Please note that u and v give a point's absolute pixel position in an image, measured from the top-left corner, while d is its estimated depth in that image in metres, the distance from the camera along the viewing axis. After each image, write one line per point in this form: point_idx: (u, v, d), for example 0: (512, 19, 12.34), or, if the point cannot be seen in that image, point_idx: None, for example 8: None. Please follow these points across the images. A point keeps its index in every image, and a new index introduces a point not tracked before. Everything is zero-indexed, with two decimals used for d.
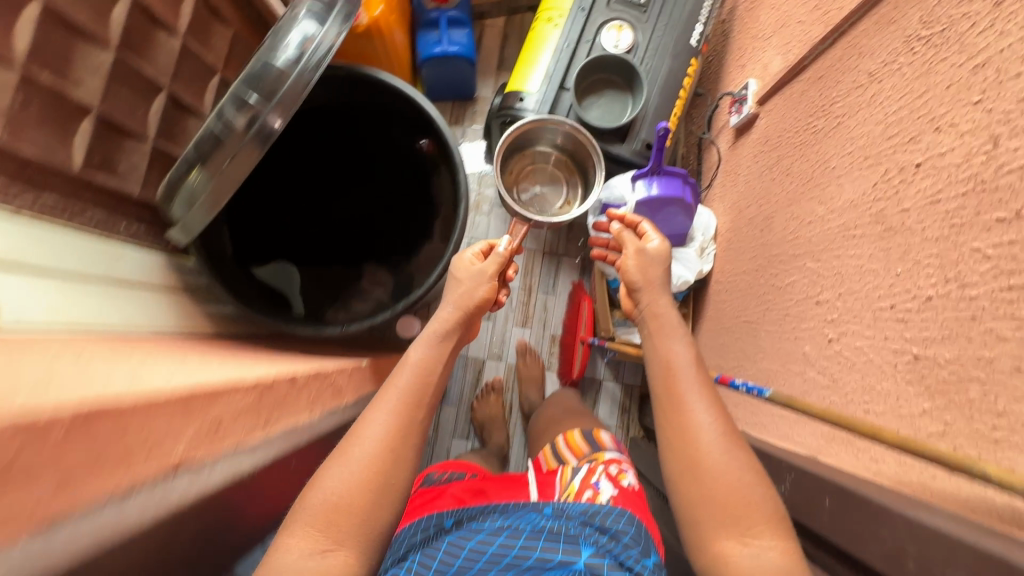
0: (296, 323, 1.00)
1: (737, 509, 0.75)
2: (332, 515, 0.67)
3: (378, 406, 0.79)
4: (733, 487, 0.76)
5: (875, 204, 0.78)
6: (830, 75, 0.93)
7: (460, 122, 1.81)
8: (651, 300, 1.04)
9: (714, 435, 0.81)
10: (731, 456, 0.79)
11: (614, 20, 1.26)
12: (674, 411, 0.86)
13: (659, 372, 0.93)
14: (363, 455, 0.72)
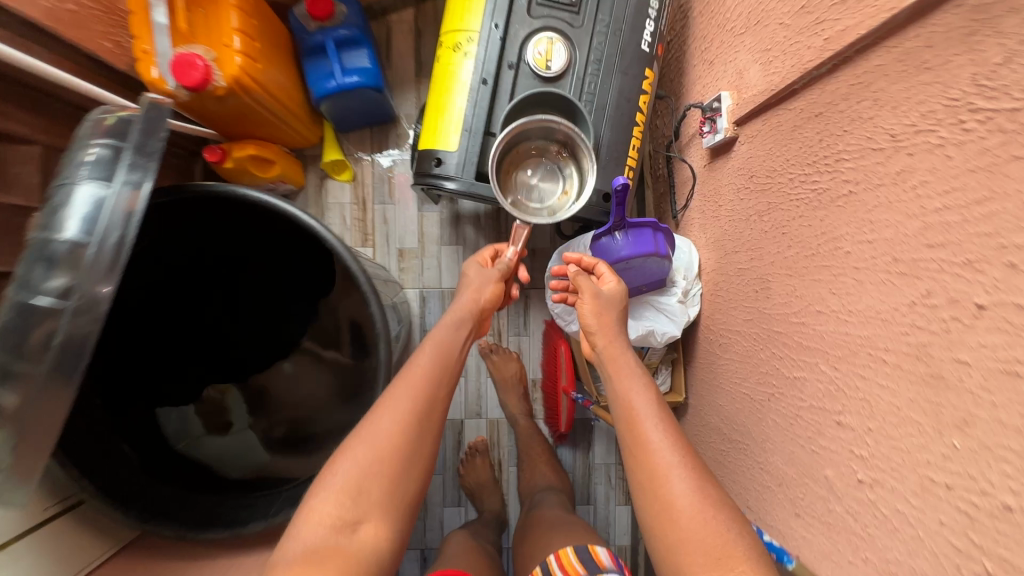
0: (210, 528, 0.83)
1: (718, 550, 0.64)
2: (352, 491, 0.67)
3: (403, 377, 0.79)
4: (709, 526, 0.66)
5: (913, 332, 0.57)
6: (831, 118, 0.69)
7: (386, 151, 1.52)
8: (605, 328, 0.92)
9: (679, 469, 0.71)
10: (703, 490, 0.69)
11: (539, 35, 0.97)
12: (638, 449, 0.76)
13: (620, 407, 0.82)
14: (384, 429, 0.72)
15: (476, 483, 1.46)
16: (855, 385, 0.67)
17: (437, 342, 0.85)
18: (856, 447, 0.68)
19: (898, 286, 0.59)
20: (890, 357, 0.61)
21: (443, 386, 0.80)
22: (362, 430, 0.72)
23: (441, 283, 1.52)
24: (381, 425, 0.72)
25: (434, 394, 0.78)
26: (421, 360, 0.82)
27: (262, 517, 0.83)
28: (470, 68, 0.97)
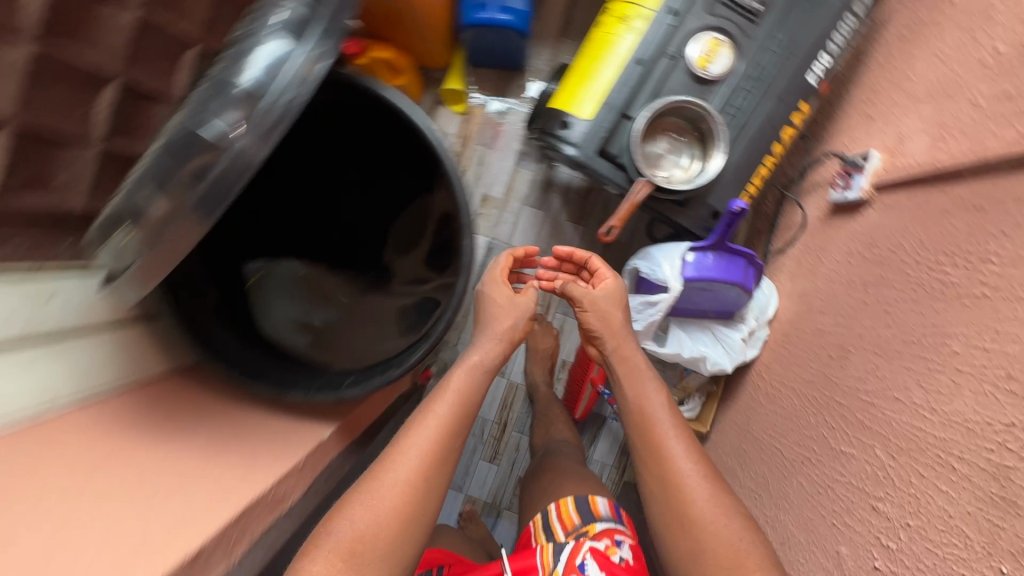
0: (256, 381, 0.86)
1: (725, 554, 0.72)
2: (354, 546, 0.66)
3: (399, 444, 0.76)
4: (718, 533, 0.73)
5: (999, 450, 0.55)
6: (992, 214, 0.66)
7: (504, 97, 1.52)
8: (605, 317, 0.96)
9: (690, 477, 0.78)
10: (715, 500, 0.76)
11: (710, 33, 0.94)
12: (650, 449, 0.83)
13: (631, 403, 0.89)
14: (393, 500, 0.70)
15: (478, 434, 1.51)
16: (908, 479, 0.66)
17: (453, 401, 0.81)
18: (884, 536, 0.67)
19: (1001, 402, 0.57)
20: (961, 465, 0.60)
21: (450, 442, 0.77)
22: (365, 493, 0.70)
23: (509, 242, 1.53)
24: (385, 488, 0.70)
25: (438, 445, 0.76)
26: (421, 414, 0.80)
27: (303, 392, 0.86)
28: (630, 43, 0.96)
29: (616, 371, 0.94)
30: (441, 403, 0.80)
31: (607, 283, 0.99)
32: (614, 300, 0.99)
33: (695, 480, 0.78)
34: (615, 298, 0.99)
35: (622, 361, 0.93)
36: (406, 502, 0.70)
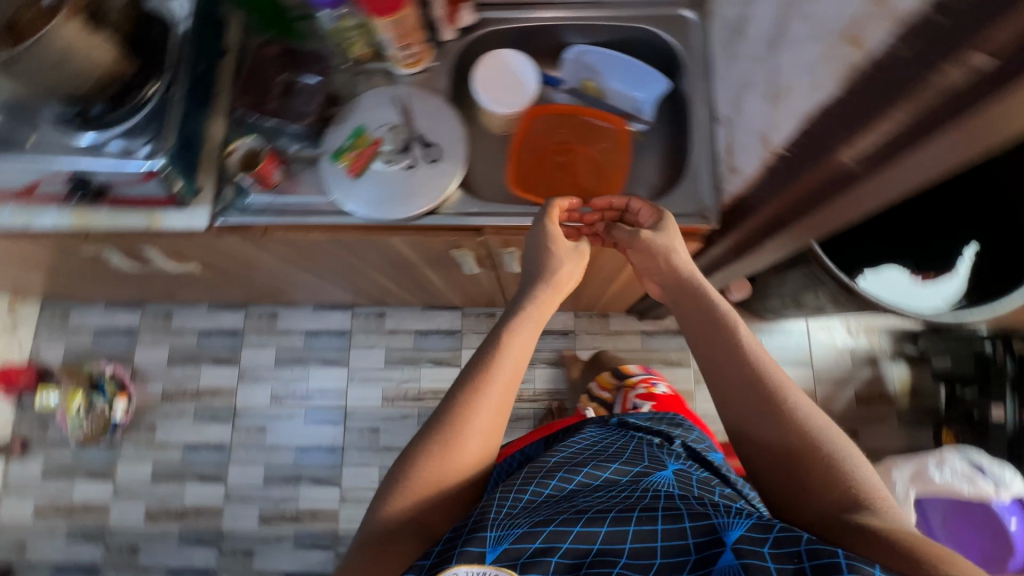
0: None
1: (833, 481, 0.63)
2: (426, 491, 0.69)
3: (478, 381, 0.75)
4: (820, 460, 0.65)
5: None
6: None
7: None
8: (670, 234, 0.82)
9: (773, 408, 0.69)
10: (802, 429, 0.67)
11: None
12: (744, 369, 0.73)
13: (696, 312, 0.80)
14: (464, 446, 0.72)
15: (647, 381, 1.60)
16: None
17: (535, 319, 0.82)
18: None
19: None
20: None
21: (507, 391, 0.76)
22: (438, 431, 0.72)
23: (800, 350, 1.57)
24: (451, 428, 0.72)
25: (503, 389, 0.75)
26: (497, 348, 0.78)
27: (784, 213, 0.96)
28: None
29: (665, 275, 0.83)
30: (505, 366, 0.76)
31: (658, 220, 0.83)
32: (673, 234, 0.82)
33: (792, 401, 0.69)
34: (676, 232, 0.83)
35: (678, 250, 0.81)
36: (447, 483, 0.70)
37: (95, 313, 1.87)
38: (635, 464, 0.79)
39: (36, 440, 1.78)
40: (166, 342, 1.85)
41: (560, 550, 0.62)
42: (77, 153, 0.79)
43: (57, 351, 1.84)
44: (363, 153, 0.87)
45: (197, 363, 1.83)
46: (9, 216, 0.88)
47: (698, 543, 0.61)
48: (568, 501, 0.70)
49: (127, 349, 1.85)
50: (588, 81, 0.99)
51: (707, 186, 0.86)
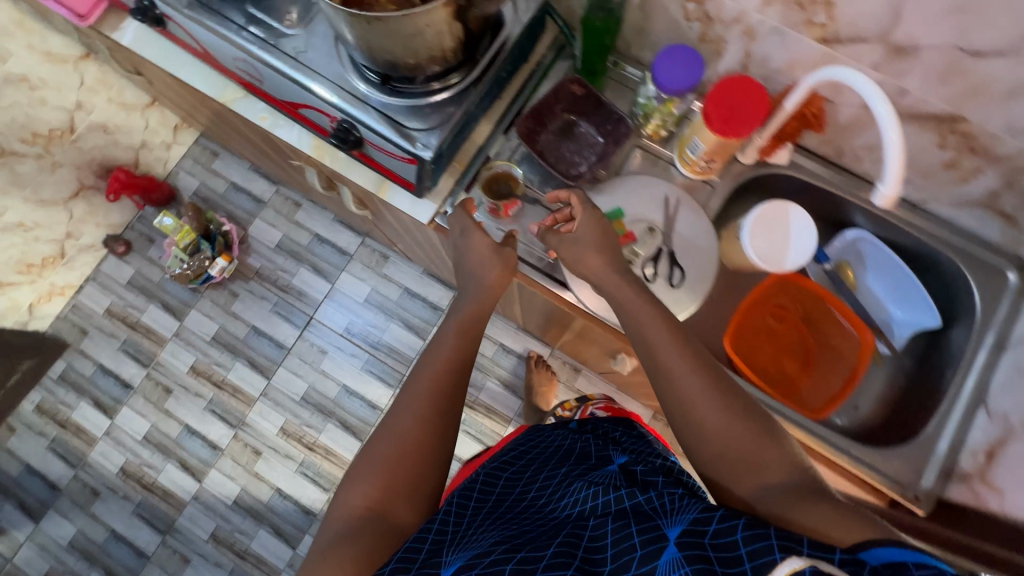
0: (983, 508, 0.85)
1: (772, 461, 0.57)
2: (378, 497, 0.65)
3: (416, 367, 0.75)
4: (762, 441, 0.59)
5: None
6: None
7: None
8: (588, 222, 0.74)
9: (708, 396, 0.62)
10: (734, 411, 0.61)
11: None
12: (679, 371, 0.64)
13: (633, 305, 0.70)
14: (404, 428, 0.69)
15: None
16: None
17: (456, 326, 0.78)
18: None
19: None
20: None
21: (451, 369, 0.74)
22: (392, 421, 0.70)
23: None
24: (393, 416, 0.71)
25: (441, 366, 0.74)
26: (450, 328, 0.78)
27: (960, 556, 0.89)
28: None
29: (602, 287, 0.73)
30: (448, 352, 0.75)
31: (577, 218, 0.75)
32: (593, 229, 0.73)
33: (727, 397, 0.62)
34: (599, 227, 0.74)
35: (592, 258, 0.73)
36: (395, 476, 0.66)
37: (239, 169, 1.85)
38: (580, 465, 0.70)
39: (138, 249, 1.77)
40: (281, 229, 1.85)
41: (512, 560, 0.52)
42: (360, 105, 0.77)
43: (191, 183, 1.80)
44: (616, 241, 0.80)
45: (297, 262, 1.83)
46: (257, 113, 0.89)
47: (644, 539, 0.51)
48: (500, 526, 0.61)
49: (249, 216, 1.84)
50: (849, 268, 0.89)
51: (933, 470, 0.74)
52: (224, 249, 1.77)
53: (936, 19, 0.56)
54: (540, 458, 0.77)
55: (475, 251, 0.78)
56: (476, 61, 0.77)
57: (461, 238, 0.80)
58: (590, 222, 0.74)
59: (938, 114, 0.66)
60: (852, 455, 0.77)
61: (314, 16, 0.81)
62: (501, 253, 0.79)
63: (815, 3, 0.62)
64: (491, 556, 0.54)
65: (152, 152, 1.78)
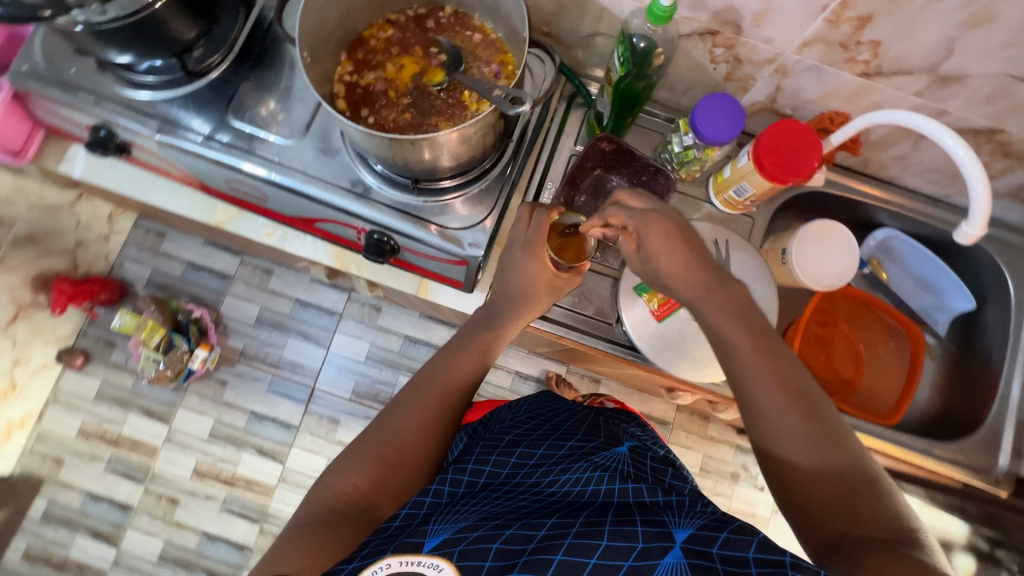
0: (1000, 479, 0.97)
1: (867, 511, 0.46)
2: (371, 480, 0.59)
3: (432, 365, 0.70)
4: (851, 487, 0.47)
5: None
6: None
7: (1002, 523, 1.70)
8: (648, 238, 0.59)
9: (790, 416, 0.51)
10: (816, 436, 0.50)
11: None
12: (765, 374, 0.53)
13: (712, 302, 0.57)
14: (405, 424, 0.63)
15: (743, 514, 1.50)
16: None
17: (481, 344, 0.71)
18: None
19: None
20: None
21: (464, 377, 0.68)
22: (395, 415, 0.64)
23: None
24: (408, 408, 0.65)
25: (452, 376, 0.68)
26: (473, 334, 0.71)
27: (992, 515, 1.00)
28: None
29: (676, 291, 0.60)
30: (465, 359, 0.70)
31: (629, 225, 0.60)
32: (681, 259, 0.59)
33: (817, 418, 0.51)
34: (658, 223, 0.59)
35: (665, 264, 0.59)
36: (387, 463, 0.60)
37: (193, 245, 1.53)
38: (592, 438, 0.63)
39: (99, 357, 1.47)
40: (258, 300, 1.53)
41: (501, 537, 0.48)
42: (392, 215, 0.71)
43: (143, 271, 1.51)
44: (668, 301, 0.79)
45: (284, 333, 1.52)
46: (260, 230, 0.81)
47: (647, 532, 0.45)
48: (490, 513, 0.53)
49: (217, 294, 1.52)
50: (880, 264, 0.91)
51: (1006, 452, 0.79)
52: (202, 338, 1.48)
53: (990, 52, 0.57)
54: (553, 420, 0.70)
55: (520, 274, 0.70)
56: (507, 145, 0.74)
57: (512, 253, 0.71)
58: (645, 228, 0.59)
59: (977, 129, 0.67)
60: (933, 454, 0.80)
61: (312, 122, 0.74)
62: (553, 293, 0.72)
63: (860, 43, 0.61)
64: (481, 529, 0.49)
65: (90, 249, 1.49)
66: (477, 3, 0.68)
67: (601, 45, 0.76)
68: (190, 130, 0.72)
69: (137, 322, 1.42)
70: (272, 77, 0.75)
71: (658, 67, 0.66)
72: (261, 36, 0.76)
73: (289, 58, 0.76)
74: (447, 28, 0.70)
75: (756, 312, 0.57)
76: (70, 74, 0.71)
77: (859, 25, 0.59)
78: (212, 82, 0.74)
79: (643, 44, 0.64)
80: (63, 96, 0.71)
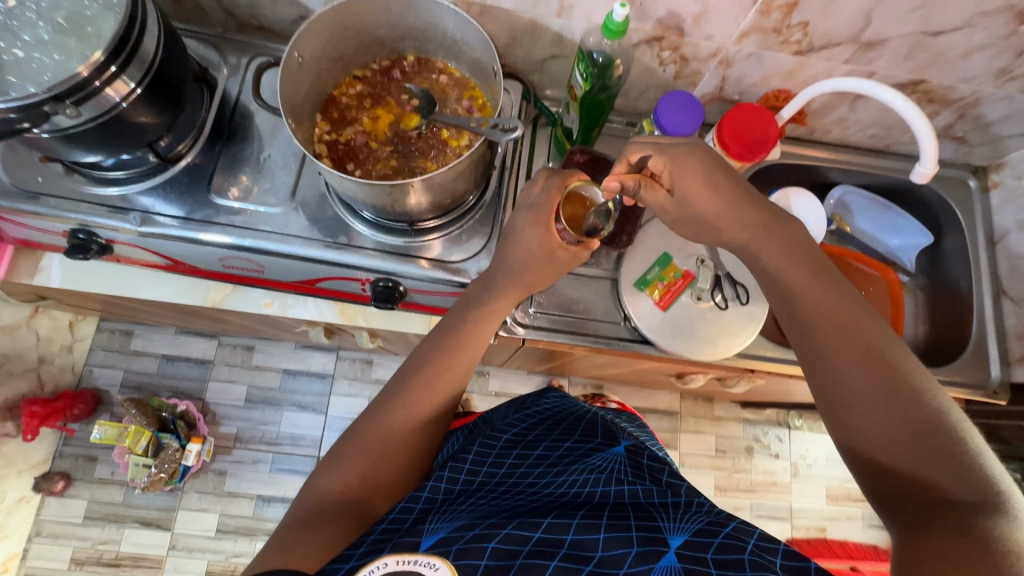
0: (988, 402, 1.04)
1: (939, 468, 0.44)
2: (368, 476, 0.59)
3: (435, 342, 0.66)
4: (929, 441, 0.45)
5: None
6: None
7: None
8: (682, 183, 0.59)
9: (859, 357, 0.51)
10: (894, 393, 0.48)
11: None
12: (835, 334, 0.53)
13: (774, 253, 0.59)
14: (394, 426, 0.61)
15: (769, 486, 1.53)
16: None
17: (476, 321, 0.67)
18: None
19: None
20: None
21: (457, 377, 0.66)
22: (385, 410, 0.62)
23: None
24: (399, 408, 0.62)
25: (455, 367, 0.65)
26: (460, 324, 0.67)
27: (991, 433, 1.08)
28: None
29: (732, 237, 0.61)
30: (459, 361, 0.66)
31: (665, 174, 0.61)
32: (715, 199, 0.59)
33: (898, 374, 0.49)
34: (695, 166, 0.58)
35: (705, 206, 0.60)
36: (385, 464, 0.60)
37: (165, 338, 1.46)
38: (589, 441, 0.65)
39: (81, 476, 1.36)
40: (244, 379, 1.46)
41: (496, 536, 0.48)
42: (397, 260, 0.72)
43: (115, 374, 1.43)
44: (672, 284, 0.83)
45: (278, 407, 1.46)
46: (259, 301, 0.80)
47: (641, 536, 0.48)
48: (489, 509, 0.54)
49: (199, 383, 1.45)
50: (842, 219, 0.98)
51: (994, 364, 0.86)
52: (191, 432, 1.39)
53: (902, 16, 0.65)
54: (548, 423, 0.72)
55: (522, 245, 0.66)
56: (493, 173, 0.77)
57: (517, 215, 0.66)
58: (681, 171, 0.59)
59: (903, 83, 0.76)
60: (935, 379, 0.86)
61: (297, 186, 0.74)
62: (552, 264, 0.67)
63: (790, 26, 0.68)
64: (477, 528, 0.50)
65: (55, 363, 1.38)
66: (438, 48, 0.71)
67: (557, 67, 0.81)
68: (175, 217, 0.71)
69: (118, 430, 1.33)
70: (247, 150, 0.76)
71: (619, 77, 0.71)
72: (228, 114, 0.77)
73: (260, 129, 0.77)
74: (414, 75, 0.73)
75: (825, 262, 0.58)
76: (37, 181, 0.70)
77: (787, 11, 0.66)
78: (188, 166, 0.74)
79: (602, 58, 0.69)
80: (29, 206, 0.69)
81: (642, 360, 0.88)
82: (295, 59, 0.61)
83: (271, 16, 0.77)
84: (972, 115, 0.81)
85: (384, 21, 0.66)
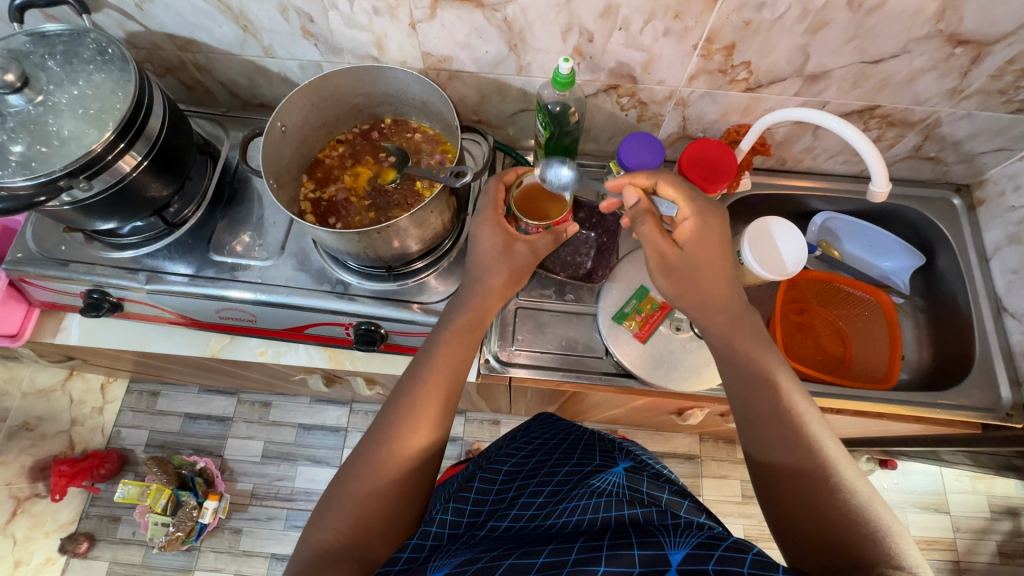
0: None
1: (855, 542, 0.48)
2: (361, 516, 0.57)
3: (415, 369, 0.66)
4: (840, 511, 0.50)
5: None
6: None
7: None
8: (697, 241, 0.62)
9: (791, 438, 0.55)
10: (817, 466, 0.53)
11: None
12: (773, 412, 0.56)
13: (739, 335, 0.62)
14: (380, 461, 0.60)
15: None
16: None
17: (456, 334, 0.68)
18: None
19: None
20: None
21: (442, 399, 0.64)
22: (370, 450, 0.61)
23: (934, 492, 1.42)
24: (384, 445, 0.61)
25: (437, 392, 0.64)
26: (437, 347, 0.67)
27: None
28: None
29: (707, 305, 0.63)
30: (438, 381, 0.65)
31: (682, 223, 0.63)
32: (715, 237, 0.63)
33: (821, 448, 0.54)
34: (714, 233, 0.63)
35: (703, 271, 0.62)
36: (379, 502, 0.58)
37: (189, 397, 1.52)
38: (588, 461, 0.64)
39: (104, 537, 1.38)
40: (261, 435, 1.49)
41: (500, 567, 0.47)
42: (377, 303, 0.77)
43: (140, 434, 1.47)
44: (650, 315, 0.85)
45: (293, 462, 1.47)
46: (254, 350, 0.86)
47: (643, 556, 0.46)
48: (497, 544, 0.53)
49: (219, 440, 1.48)
50: (828, 244, 0.98)
51: (1004, 384, 0.82)
52: (210, 489, 1.40)
53: (837, 48, 0.68)
54: (546, 447, 0.72)
55: (479, 252, 0.70)
56: (464, 218, 0.82)
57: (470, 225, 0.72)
58: (702, 232, 0.62)
59: (857, 110, 0.78)
60: (941, 405, 0.82)
61: (286, 241, 0.81)
62: (512, 257, 0.69)
63: (734, 66, 0.72)
64: (480, 562, 0.49)
65: (86, 425, 1.42)
66: (411, 109, 0.78)
67: (526, 119, 0.87)
68: (180, 275, 0.78)
69: (140, 488, 1.36)
70: (245, 212, 0.83)
71: (575, 122, 0.76)
72: (229, 179, 0.85)
73: (256, 191, 0.84)
74: (391, 135, 0.80)
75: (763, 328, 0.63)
76: (61, 250, 0.79)
77: (727, 53, 0.70)
78: (191, 228, 0.81)
79: (558, 108, 0.75)
80: (57, 271, 0.77)
81: (631, 396, 0.88)
82: (279, 128, 0.69)
83: (269, 94, 0.88)
84: (937, 135, 0.82)
85: (358, 90, 0.74)
